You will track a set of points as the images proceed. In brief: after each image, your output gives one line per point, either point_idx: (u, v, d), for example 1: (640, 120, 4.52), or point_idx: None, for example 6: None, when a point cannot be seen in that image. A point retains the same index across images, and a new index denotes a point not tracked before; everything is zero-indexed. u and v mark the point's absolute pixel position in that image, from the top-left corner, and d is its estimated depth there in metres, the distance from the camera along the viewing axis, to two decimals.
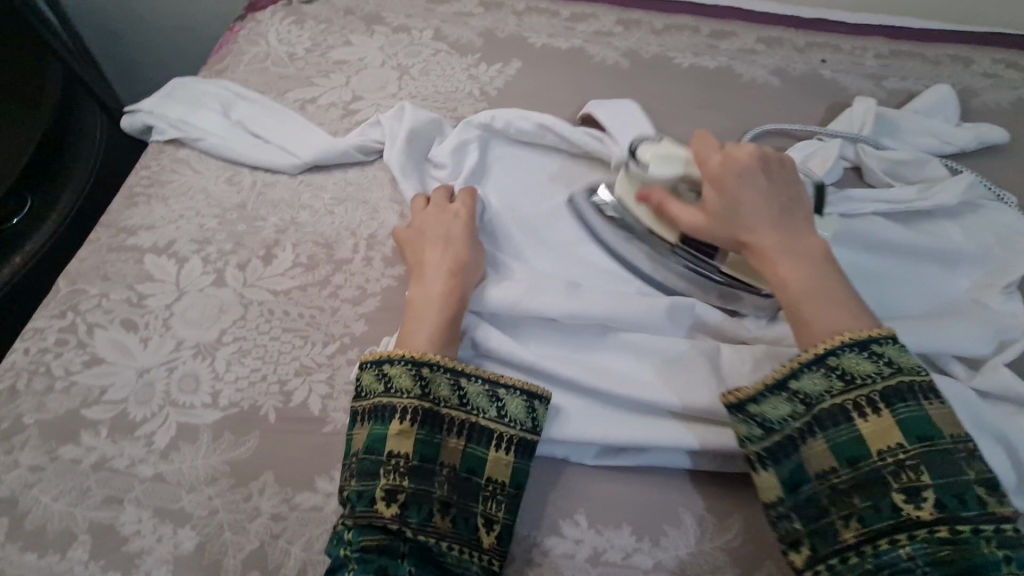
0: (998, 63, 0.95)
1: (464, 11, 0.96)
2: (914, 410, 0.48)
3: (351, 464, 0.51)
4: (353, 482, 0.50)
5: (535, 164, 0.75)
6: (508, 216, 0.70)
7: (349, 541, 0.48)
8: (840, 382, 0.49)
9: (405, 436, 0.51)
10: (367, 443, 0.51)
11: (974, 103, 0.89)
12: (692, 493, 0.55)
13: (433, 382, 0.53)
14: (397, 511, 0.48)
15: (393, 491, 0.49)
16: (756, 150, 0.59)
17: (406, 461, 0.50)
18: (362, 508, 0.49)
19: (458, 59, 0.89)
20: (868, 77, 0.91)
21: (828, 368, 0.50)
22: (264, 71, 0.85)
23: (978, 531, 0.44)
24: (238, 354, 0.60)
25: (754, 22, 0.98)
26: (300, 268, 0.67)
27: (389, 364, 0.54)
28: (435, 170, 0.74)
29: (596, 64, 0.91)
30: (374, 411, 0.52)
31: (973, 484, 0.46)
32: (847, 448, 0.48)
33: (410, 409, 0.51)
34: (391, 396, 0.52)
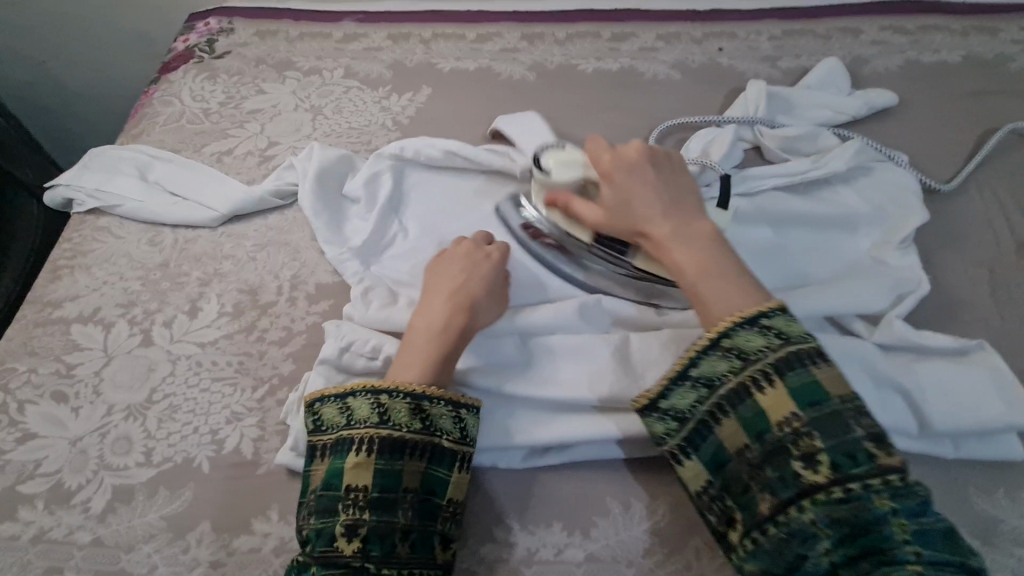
0: (885, 30, 0.99)
1: (373, 47, 0.99)
2: (804, 377, 0.48)
3: (308, 502, 0.51)
4: (312, 520, 0.50)
5: (450, 187, 0.76)
6: (423, 241, 0.72)
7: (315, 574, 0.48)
8: (737, 360, 0.51)
9: (363, 468, 0.51)
10: (325, 479, 0.51)
11: (864, 72, 0.93)
12: (618, 483, 0.57)
13: (392, 410, 0.53)
14: (359, 546, 0.49)
15: (354, 525, 0.49)
16: (643, 147, 0.64)
17: (365, 494, 0.50)
18: (322, 547, 0.49)
19: (369, 93, 0.92)
20: (763, 60, 0.96)
21: (724, 350, 0.51)
22: (180, 130, 0.87)
23: (870, 487, 0.44)
24: (169, 410, 0.61)
25: (652, 21, 1.02)
26: (226, 317, 0.68)
27: (351, 397, 0.54)
28: (352, 204, 0.76)
29: (503, 80, 0.94)
30: (334, 445, 0.53)
31: (863, 440, 0.46)
32: (754, 423, 0.48)
33: (368, 440, 0.52)
34: (350, 429, 0.53)
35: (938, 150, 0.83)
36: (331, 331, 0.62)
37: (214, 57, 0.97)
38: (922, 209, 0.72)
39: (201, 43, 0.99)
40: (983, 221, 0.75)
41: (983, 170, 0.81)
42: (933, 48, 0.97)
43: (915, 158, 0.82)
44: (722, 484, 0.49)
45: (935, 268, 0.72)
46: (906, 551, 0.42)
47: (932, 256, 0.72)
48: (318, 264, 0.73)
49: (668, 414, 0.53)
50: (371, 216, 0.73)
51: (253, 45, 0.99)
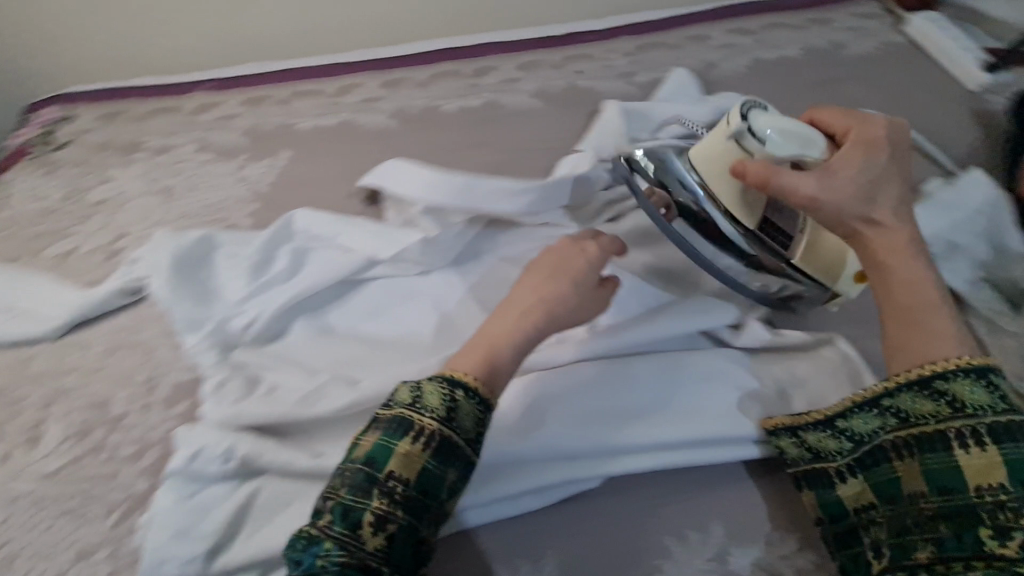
0: (730, 33, 1.04)
1: (227, 115, 0.95)
2: (1023, 451, 0.47)
3: (344, 472, 0.49)
4: (342, 493, 0.48)
5: (326, 256, 0.74)
6: (295, 319, 0.70)
7: (326, 550, 0.46)
8: (947, 406, 0.50)
9: (412, 457, 0.49)
10: (371, 455, 0.49)
11: (714, 76, 0.97)
12: (505, 546, 0.55)
13: (461, 409, 0.52)
14: (382, 542, 0.47)
15: (383, 518, 0.47)
16: (890, 125, 0.60)
17: (405, 488, 0.48)
18: (343, 526, 0.47)
19: (225, 164, 0.88)
20: (620, 76, 0.98)
21: (932, 391, 0.51)
22: (15, 235, 0.80)
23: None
24: (6, 561, 0.55)
25: (510, 53, 1.03)
26: (71, 439, 0.62)
27: (424, 381, 0.53)
28: (214, 287, 0.71)
29: (366, 131, 0.92)
30: (392, 421, 0.51)
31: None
32: (937, 466, 0.49)
33: (427, 433, 0.50)
34: (394, 409, 0.52)
35: None
36: (182, 439, 0.57)
37: (53, 149, 0.91)
38: None
39: (37, 136, 0.93)
40: None
41: None
42: (774, 45, 1.01)
43: None
44: (885, 514, 0.52)
45: None
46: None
47: None
48: (174, 361, 0.68)
49: (846, 433, 0.56)
50: (237, 297, 0.69)
51: (96, 130, 0.93)
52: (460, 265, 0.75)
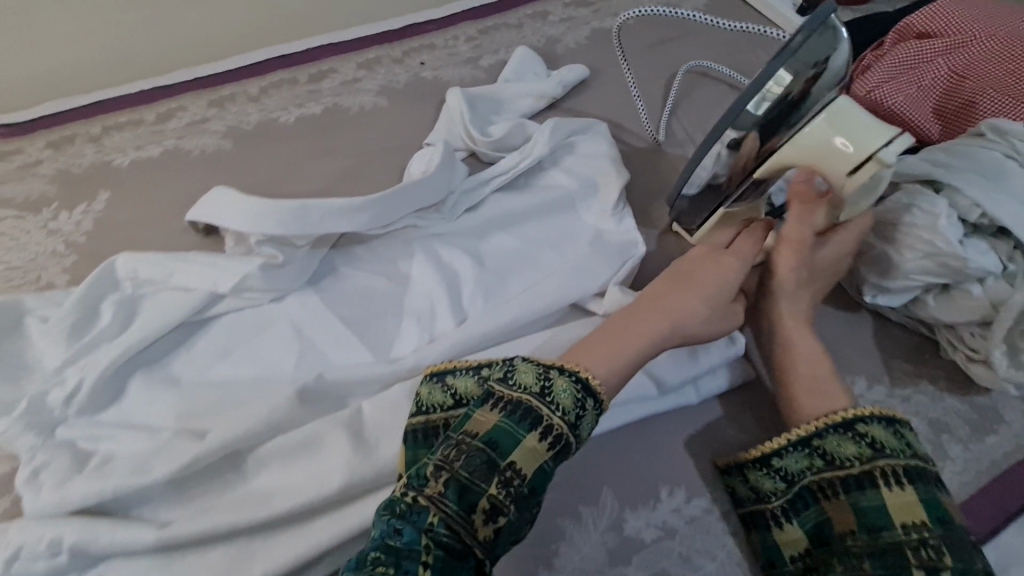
0: (568, 7, 1.04)
1: (30, 163, 0.84)
2: (931, 490, 0.48)
3: (463, 444, 0.47)
4: (460, 467, 0.45)
5: (165, 298, 0.66)
6: (133, 377, 0.62)
7: (430, 522, 0.43)
8: (867, 448, 0.51)
9: (535, 454, 0.47)
10: (492, 436, 0.47)
11: (558, 50, 0.97)
12: None
13: (558, 387, 0.50)
14: (493, 532, 0.44)
15: (496, 508, 0.45)
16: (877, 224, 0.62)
17: (521, 480, 0.46)
18: (460, 506, 0.44)
19: (30, 219, 0.77)
20: (465, 63, 0.96)
21: (855, 433, 0.52)
22: None
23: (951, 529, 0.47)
24: None
25: (349, 53, 0.98)
26: None
27: (555, 372, 0.51)
28: (32, 359, 0.62)
29: (196, 156, 0.84)
30: (512, 405, 0.49)
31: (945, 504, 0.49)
32: (846, 461, 0.51)
33: (553, 432, 0.48)
34: (518, 393, 0.50)
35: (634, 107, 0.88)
36: None
37: None
38: (623, 169, 0.76)
39: None
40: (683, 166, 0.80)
41: (675, 115, 0.86)
42: (611, 13, 1.03)
43: (617, 119, 0.86)
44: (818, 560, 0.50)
45: (650, 223, 0.76)
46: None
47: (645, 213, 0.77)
48: None
49: (781, 474, 0.53)
50: (57, 367, 0.61)
51: None
52: (317, 285, 0.70)
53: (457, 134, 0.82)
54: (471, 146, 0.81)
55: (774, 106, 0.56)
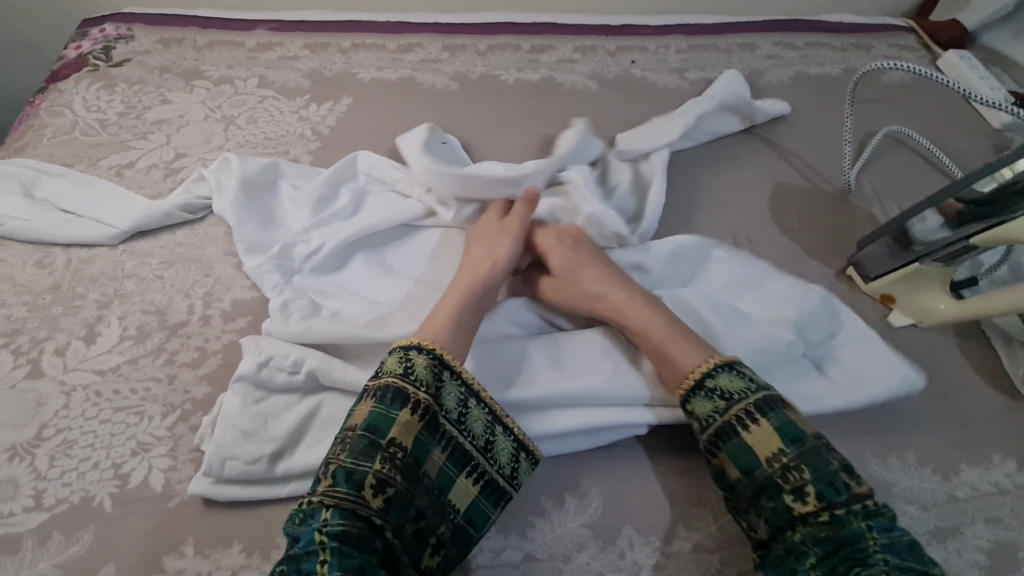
0: (778, 45, 1.08)
1: (289, 56, 0.95)
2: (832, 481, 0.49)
3: (344, 439, 0.50)
4: (343, 458, 0.49)
5: (394, 197, 0.75)
6: (355, 251, 0.71)
7: (324, 520, 0.46)
8: (721, 401, 0.54)
9: (409, 427, 0.51)
10: (373, 421, 0.50)
11: (761, 83, 1.01)
12: (552, 480, 0.58)
13: (419, 365, 0.54)
14: (382, 502, 0.48)
15: (384, 481, 0.49)
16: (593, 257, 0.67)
17: (404, 454, 0.50)
18: (348, 489, 0.48)
19: (286, 102, 0.89)
20: (672, 71, 1.02)
21: (708, 389, 0.55)
22: (72, 142, 0.80)
23: (850, 511, 0.48)
24: (62, 446, 0.56)
25: (568, 35, 1.06)
26: (130, 340, 0.63)
27: (416, 352, 0.55)
28: (280, 213, 0.73)
29: (426, 89, 0.94)
30: (381, 391, 0.52)
31: (841, 471, 0.50)
32: (740, 459, 0.52)
33: (423, 406, 0.52)
34: (382, 379, 0.53)
35: (828, 153, 0.91)
36: (249, 347, 0.59)
37: (111, 64, 0.90)
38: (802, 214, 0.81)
39: (95, 50, 0.92)
40: (868, 222, 0.83)
41: (866, 171, 0.88)
42: (818, 61, 1.06)
43: (810, 159, 0.90)
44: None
45: (830, 259, 0.78)
46: (879, 557, 0.46)
47: (825, 249, 0.79)
48: (233, 279, 0.69)
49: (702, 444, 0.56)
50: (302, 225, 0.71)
51: (156, 53, 0.93)
52: None
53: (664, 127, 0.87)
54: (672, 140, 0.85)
55: (998, 189, 0.61)
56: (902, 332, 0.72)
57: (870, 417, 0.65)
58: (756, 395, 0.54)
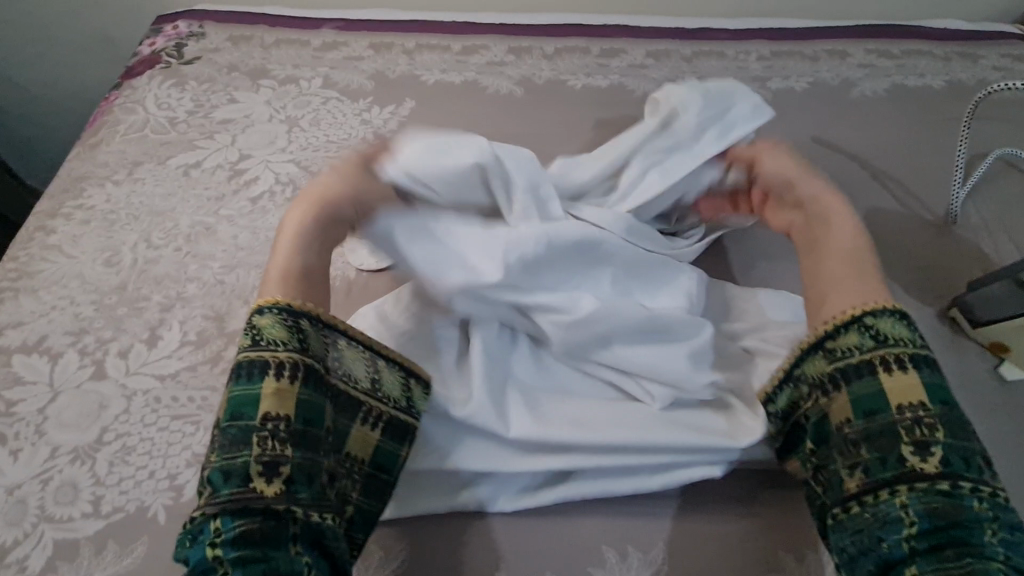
0: (872, 53, 0.99)
1: (354, 56, 0.94)
2: (964, 457, 0.46)
3: (212, 438, 0.47)
4: (215, 458, 0.46)
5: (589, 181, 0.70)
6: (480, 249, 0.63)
7: (217, 531, 0.43)
8: (873, 341, 0.52)
9: (281, 392, 0.48)
10: (237, 407, 0.47)
11: (853, 95, 0.93)
12: (613, 529, 0.53)
13: (266, 328, 0.50)
14: (281, 484, 0.45)
15: (274, 462, 0.46)
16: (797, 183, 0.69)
17: (286, 423, 0.47)
18: (230, 490, 0.44)
19: (349, 104, 0.87)
20: (753, 80, 0.95)
21: (864, 326, 0.53)
22: (143, 140, 0.81)
23: (976, 492, 0.45)
24: (122, 452, 0.56)
25: (641, 38, 1.00)
26: (189, 346, 0.63)
27: (258, 317, 0.51)
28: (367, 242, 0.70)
29: (490, 94, 0.90)
30: (237, 371, 0.49)
31: (980, 454, 0.47)
32: (864, 401, 0.49)
33: (289, 365, 0.49)
34: (243, 355, 0.50)
35: (931, 177, 0.82)
36: None
37: (183, 62, 0.91)
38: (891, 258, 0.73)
39: (168, 47, 0.93)
40: (976, 256, 0.74)
41: (974, 199, 0.79)
42: (918, 72, 0.96)
43: (908, 183, 0.81)
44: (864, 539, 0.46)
45: (929, 298, 0.70)
46: (994, 550, 0.43)
47: (925, 287, 0.71)
48: None
49: (796, 379, 0.54)
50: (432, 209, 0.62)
51: (225, 51, 0.93)
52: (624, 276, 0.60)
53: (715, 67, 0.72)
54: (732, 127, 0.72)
55: None
56: (1017, 387, 0.63)
57: None
58: (887, 351, 0.51)
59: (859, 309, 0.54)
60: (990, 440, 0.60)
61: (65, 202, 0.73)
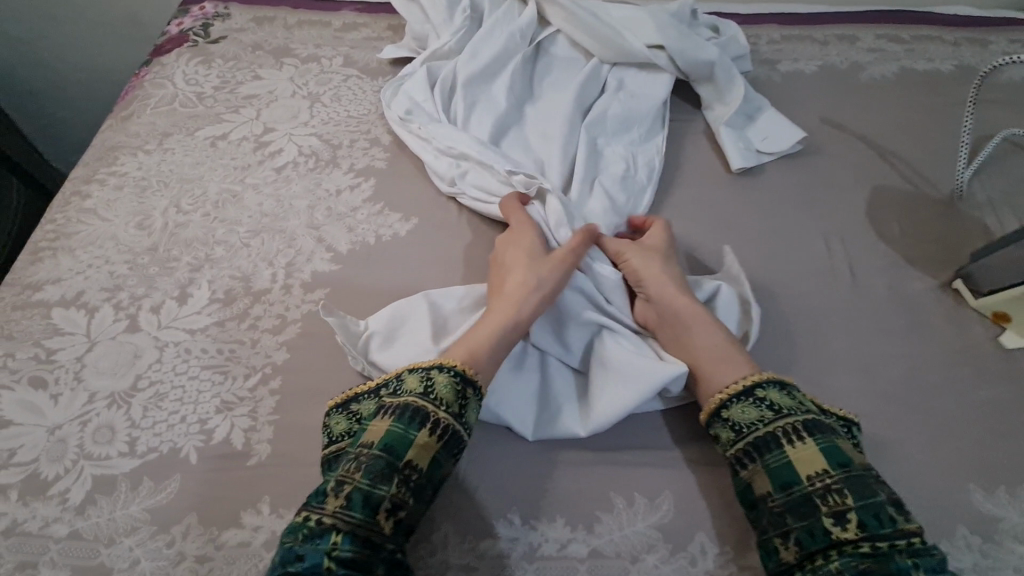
0: (882, 38, 1.00)
1: (373, 37, 0.97)
2: (869, 506, 0.46)
3: (361, 457, 0.48)
4: (358, 479, 0.47)
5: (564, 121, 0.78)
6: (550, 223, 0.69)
7: (333, 544, 0.44)
8: (769, 411, 0.53)
9: (425, 447, 0.49)
10: (389, 441, 0.49)
11: (862, 77, 0.94)
12: (621, 475, 0.56)
13: (438, 382, 0.53)
14: (393, 525, 0.46)
15: (399, 504, 0.47)
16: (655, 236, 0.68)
17: (417, 475, 0.48)
18: (363, 515, 0.45)
19: (369, 82, 0.90)
20: (763, 63, 0.96)
21: (756, 399, 0.54)
22: (172, 113, 0.84)
23: (895, 545, 0.44)
24: (155, 398, 0.59)
25: None
26: (217, 304, 0.66)
27: (436, 370, 0.53)
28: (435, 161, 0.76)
29: None
30: (400, 409, 0.51)
31: (887, 505, 0.46)
32: (780, 473, 0.50)
33: (440, 424, 0.51)
34: (402, 397, 0.52)
35: (938, 156, 0.83)
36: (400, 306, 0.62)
37: (210, 41, 0.94)
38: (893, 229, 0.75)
39: (196, 27, 0.96)
40: (980, 232, 0.75)
41: (980, 177, 0.80)
42: (928, 56, 0.98)
43: (914, 161, 0.83)
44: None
45: (931, 269, 0.72)
46: None
47: (928, 258, 0.73)
48: (314, 251, 0.70)
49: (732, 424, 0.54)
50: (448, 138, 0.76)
51: (250, 31, 0.96)
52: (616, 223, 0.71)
53: (699, 30, 0.92)
54: (703, 122, 0.88)
55: None
56: (1018, 357, 0.65)
57: (975, 447, 0.59)
58: (786, 420, 0.52)
59: (750, 380, 0.55)
60: (988, 407, 0.61)
61: (99, 169, 0.77)
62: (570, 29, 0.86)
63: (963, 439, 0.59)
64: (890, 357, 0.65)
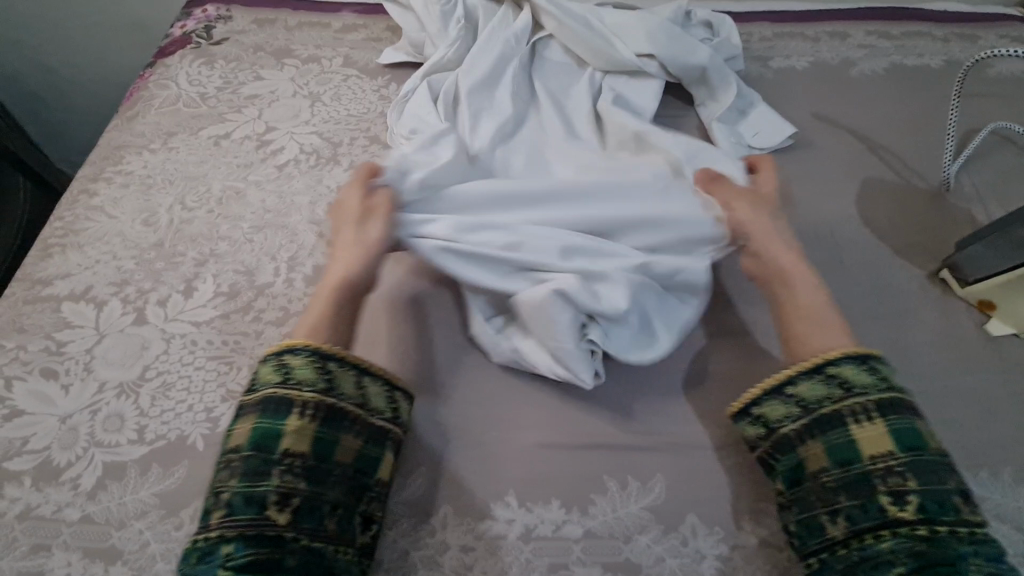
0: (872, 34, 1.02)
1: (372, 37, 0.99)
2: (936, 493, 0.47)
3: (231, 463, 0.49)
4: (235, 484, 0.48)
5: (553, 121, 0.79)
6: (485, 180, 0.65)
7: (228, 555, 0.46)
8: (839, 390, 0.53)
9: (301, 433, 0.50)
10: (260, 439, 0.49)
11: (852, 73, 0.96)
12: (614, 459, 0.57)
13: (296, 368, 0.52)
14: (288, 517, 0.47)
15: (288, 494, 0.48)
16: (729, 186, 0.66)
17: (301, 462, 0.49)
18: (248, 516, 0.47)
19: (368, 81, 0.92)
20: (755, 59, 0.98)
21: (827, 375, 0.54)
22: (176, 113, 0.86)
23: (953, 532, 0.46)
24: (163, 387, 0.61)
25: None
26: (222, 297, 0.68)
27: (290, 355, 0.53)
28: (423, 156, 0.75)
29: None
30: (263, 403, 0.51)
31: (953, 492, 0.48)
32: (840, 450, 0.51)
33: (308, 406, 0.51)
34: (274, 388, 0.52)
35: (927, 150, 0.85)
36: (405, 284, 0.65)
37: (212, 43, 0.96)
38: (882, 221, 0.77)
39: (198, 29, 0.98)
40: (967, 223, 0.77)
41: (968, 170, 0.82)
42: (917, 52, 0.99)
43: (903, 154, 0.84)
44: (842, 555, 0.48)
45: (919, 259, 0.74)
46: None
47: (916, 249, 0.74)
48: (315, 246, 0.72)
49: (794, 399, 0.54)
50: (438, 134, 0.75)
51: (252, 33, 0.98)
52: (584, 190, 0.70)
53: (693, 32, 0.93)
54: (696, 119, 0.89)
55: None
56: (1003, 343, 0.66)
57: (961, 430, 0.60)
58: (854, 398, 0.52)
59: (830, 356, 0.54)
60: (974, 391, 0.63)
61: (105, 168, 0.79)
62: (564, 37, 0.87)
63: (949, 421, 0.61)
64: (878, 345, 0.66)
